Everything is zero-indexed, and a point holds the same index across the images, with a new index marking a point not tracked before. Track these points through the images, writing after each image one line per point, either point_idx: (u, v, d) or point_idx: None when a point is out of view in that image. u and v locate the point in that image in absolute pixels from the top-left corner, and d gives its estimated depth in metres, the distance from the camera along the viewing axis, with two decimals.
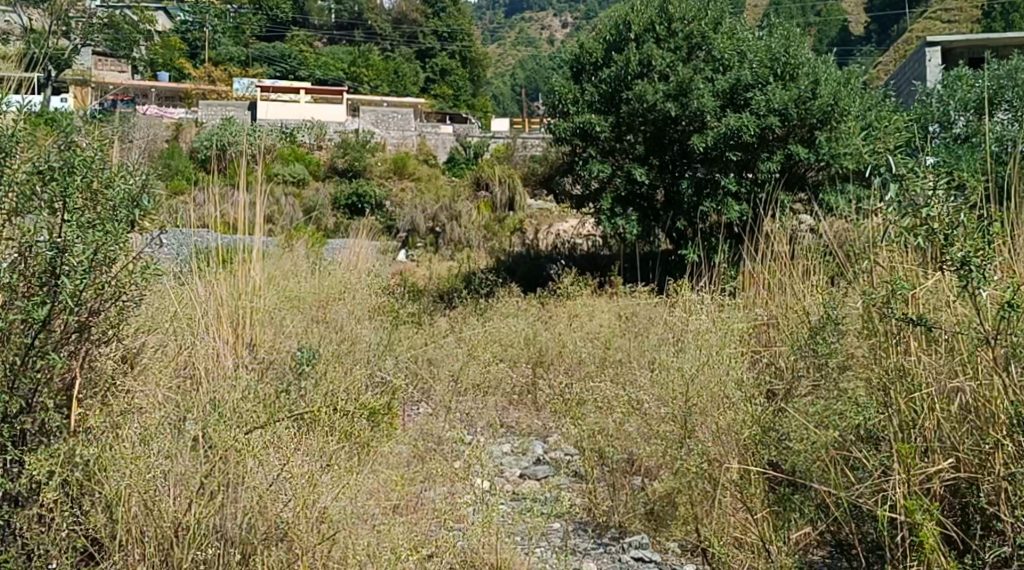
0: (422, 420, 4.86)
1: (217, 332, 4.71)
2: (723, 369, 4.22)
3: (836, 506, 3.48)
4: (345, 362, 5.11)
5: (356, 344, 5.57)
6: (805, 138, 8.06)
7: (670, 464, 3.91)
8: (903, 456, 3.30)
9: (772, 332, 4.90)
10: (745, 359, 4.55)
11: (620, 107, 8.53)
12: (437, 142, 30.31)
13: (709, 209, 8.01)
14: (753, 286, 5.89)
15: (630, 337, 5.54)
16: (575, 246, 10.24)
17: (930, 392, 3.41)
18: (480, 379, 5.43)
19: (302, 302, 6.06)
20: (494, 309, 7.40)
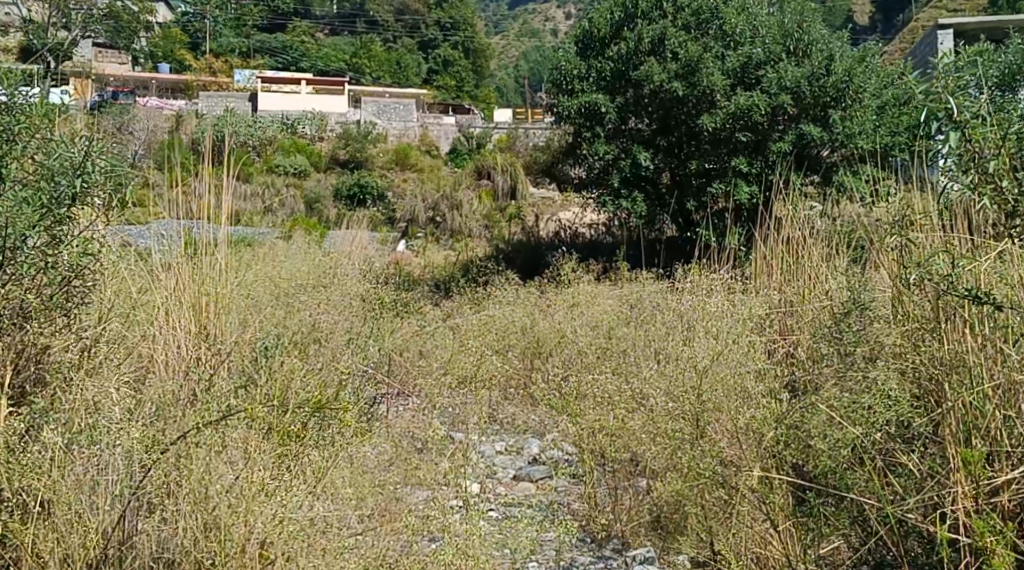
0: (397, 420, 4.45)
1: (179, 322, 4.30)
2: (739, 365, 3.83)
3: (881, 522, 3.09)
4: (315, 354, 4.70)
5: (336, 329, 5.17)
6: (819, 117, 7.63)
7: (678, 467, 3.53)
8: (967, 462, 2.94)
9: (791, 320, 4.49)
10: (761, 349, 4.16)
11: (626, 86, 8.08)
12: (439, 132, 29.86)
13: (718, 192, 7.58)
14: (766, 273, 5.50)
15: (634, 325, 5.14)
16: (576, 233, 9.82)
17: (992, 387, 3.02)
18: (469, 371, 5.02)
19: (281, 288, 5.65)
20: (491, 297, 6.98)
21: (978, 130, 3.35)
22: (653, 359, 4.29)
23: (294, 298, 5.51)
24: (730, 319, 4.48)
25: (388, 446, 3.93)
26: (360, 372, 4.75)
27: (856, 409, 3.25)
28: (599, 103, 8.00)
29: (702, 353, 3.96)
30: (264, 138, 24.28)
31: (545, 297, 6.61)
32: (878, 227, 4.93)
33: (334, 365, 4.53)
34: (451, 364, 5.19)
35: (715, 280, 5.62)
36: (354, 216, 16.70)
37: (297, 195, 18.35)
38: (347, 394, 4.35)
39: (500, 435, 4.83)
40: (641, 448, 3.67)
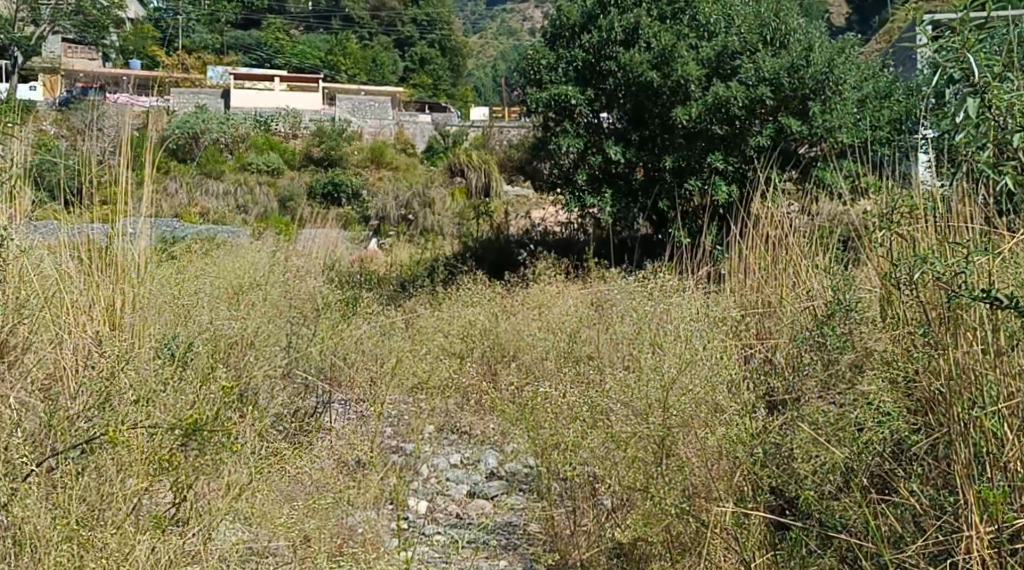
0: (335, 437, 4.08)
1: (92, 326, 3.90)
2: (710, 376, 3.46)
3: (879, 564, 2.86)
4: (241, 352, 4.27)
5: (275, 327, 4.77)
6: (797, 110, 7.27)
7: (637, 496, 3.13)
8: (984, 499, 2.70)
9: (770, 322, 4.13)
10: (734, 354, 3.83)
11: (599, 77, 7.73)
12: (415, 130, 29.35)
13: (692, 187, 7.23)
14: (743, 272, 5.18)
15: (600, 326, 4.81)
16: (546, 230, 9.47)
17: (1009, 410, 2.78)
18: (421, 376, 4.62)
19: (220, 284, 5.24)
20: (454, 297, 6.62)
21: (992, 100, 2.95)
22: (616, 367, 3.92)
23: (231, 295, 5.09)
24: (702, 320, 4.13)
25: (323, 465, 3.56)
26: (291, 382, 4.34)
27: (847, 426, 3.07)
28: (569, 93, 7.64)
29: (667, 361, 3.58)
30: (235, 134, 23.80)
31: (511, 296, 6.25)
32: (867, 226, 4.57)
33: (265, 371, 4.15)
34: (401, 364, 4.80)
35: (689, 280, 5.29)
36: (325, 215, 16.28)
37: (268, 194, 17.94)
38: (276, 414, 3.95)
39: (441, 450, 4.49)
40: (595, 467, 3.28)
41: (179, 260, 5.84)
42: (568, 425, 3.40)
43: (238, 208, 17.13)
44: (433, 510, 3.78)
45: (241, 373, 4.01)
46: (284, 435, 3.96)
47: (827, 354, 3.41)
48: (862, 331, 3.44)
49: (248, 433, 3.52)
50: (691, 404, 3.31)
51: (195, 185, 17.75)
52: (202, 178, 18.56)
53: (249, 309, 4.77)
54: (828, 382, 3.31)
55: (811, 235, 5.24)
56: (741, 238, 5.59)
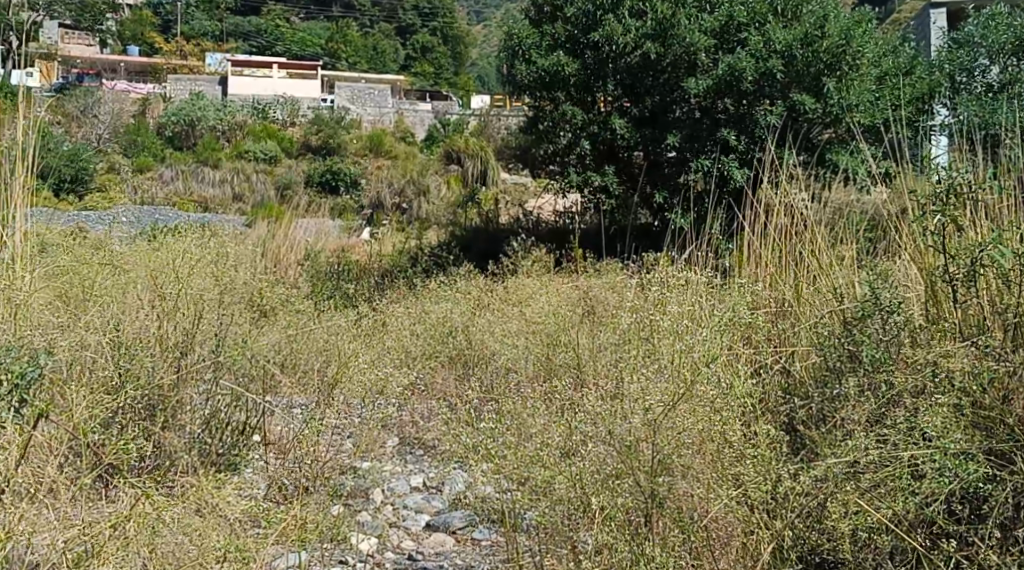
0: (266, 471, 3.46)
1: None
2: (720, 412, 2.89)
3: None
4: (209, 327, 3.67)
5: (227, 288, 4.10)
6: (811, 87, 6.51)
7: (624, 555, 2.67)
8: None
9: (788, 326, 3.53)
10: (740, 366, 3.26)
11: (584, 54, 7.00)
12: (415, 119, 28.53)
13: (699, 168, 6.57)
14: (753, 268, 4.58)
15: (588, 327, 4.24)
16: (539, 218, 8.83)
17: None
18: (362, 385, 3.82)
19: (156, 262, 4.60)
20: (427, 290, 6.01)
21: None
22: (599, 385, 3.31)
23: (163, 264, 4.38)
24: (706, 321, 3.53)
25: (183, 529, 2.80)
26: (245, 362, 3.67)
27: (896, 468, 2.57)
28: (556, 69, 6.98)
29: (659, 387, 2.98)
30: (231, 122, 23.18)
31: (493, 288, 5.63)
32: (909, 216, 3.89)
33: (222, 350, 3.54)
34: (341, 357, 4.09)
35: (690, 274, 4.71)
36: (318, 204, 15.65)
37: (266, 180, 17.40)
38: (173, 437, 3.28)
39: (390, 469, 3.88)
40: (584, 499, 2.75)
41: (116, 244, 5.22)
42: (545, 464, 2.81)
43: (233, 196, 16.54)
44: (380, 552, 3.20)
45: (118, 383, 3.26)
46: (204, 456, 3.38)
47: (869, 374, 2.87)
48: (913, 353, 2.87)
49: (41, 518, 2.71)
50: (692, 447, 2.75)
51: (190, 174, 17.29)
52: (196, 167, 17.99)
53: (186, 271, 4.12)
54: (872, 416, 2.75)
55: (834, 229, 4.59)
56: (751, 228, 4.95)
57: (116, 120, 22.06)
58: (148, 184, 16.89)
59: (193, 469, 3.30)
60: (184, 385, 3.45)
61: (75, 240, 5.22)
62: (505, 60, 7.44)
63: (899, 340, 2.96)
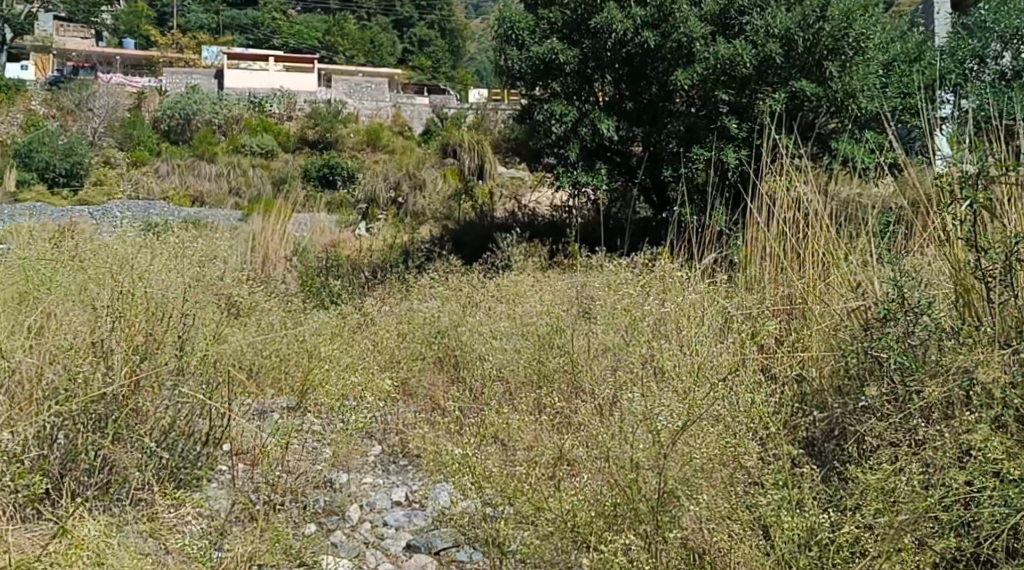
0: (233, 484, 3.18)
1: None
2: (735, 435, 2.80)
3: None
4: (174, 324, 3.34)
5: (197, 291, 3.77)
6: (812, 73, 6.15)
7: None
8: None
9: (802, 348, 3.25)
10: (756, 387, 3.09)
11: (582, 39, 6.66)
12: (412, 112, 28.17)
13: (697, 158, 6.22)
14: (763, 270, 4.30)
15: (585, 329, 3.95)
16: (534, 212, 8.51)
17: None
18: (337, 389, 3.52)
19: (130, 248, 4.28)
20: (416, 287, 5.72)
21: None
22: (603, 402, 3.20)
23: (135, 251, 4.06)
24: (710, 351, 3.29)
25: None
26: (206, 366, 3.31)
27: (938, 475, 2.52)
28: (549, 57, 6.62)
29: (664, 406, 2.88)
30: (227, 114, 22.82)
31: (487, 286, 5.35)
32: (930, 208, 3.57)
33: (184, 353, 3.22)
34: (316, 366, 3.80)
35: (693, 272, 4.41)
36: (313, 198, 15.34)
37: (262, 174, 17.10)
38: (115, 456, 2.95)
39: (370, 481, 3.59)
40: (595, 529, 2.68)
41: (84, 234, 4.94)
42: (547, 492, 2.75)
43: (229, 189, 16.21)
44: None
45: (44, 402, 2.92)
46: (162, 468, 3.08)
47: (893, 384, 2.84)
48: (940, 364, 2.77)
49: None
50: (703, 472, 2.68)
51: (188, 169, 16.99)
52: (191, 162, 17.68)
53: (148, 265, 3.78)
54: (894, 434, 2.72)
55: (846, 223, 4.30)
56: (757, 221, 4.67)
57: (110, 115, 21.71)
58: (141, 179, 16.58)
59: (150, 489, 3.01)
60: (152, 396, 3.14)
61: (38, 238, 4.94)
62: (496, 48, 7.12)
63: (925, 347, 2.88)
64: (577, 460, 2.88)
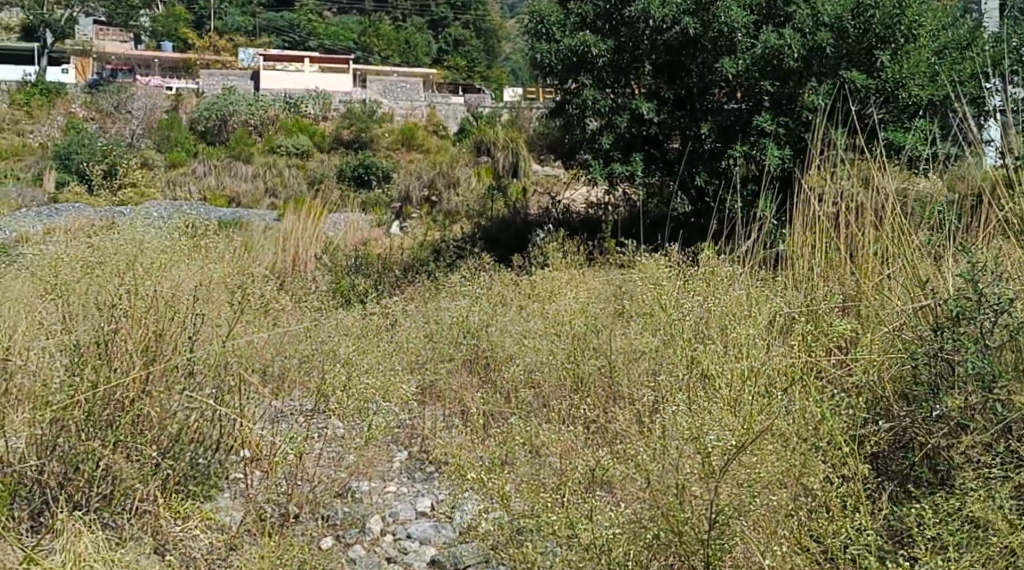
0: (248, 494, 3.02)
1: None
2: (798, 457, 2.64)
3: None
4: (187, 321, 3.12)
5: (213, 290, 3.59)
6: (862, 63, 5.83)
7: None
8: None
9: (858, 358, 2.98)
10: (810, 395, 2.88)
11: (616, 31, 6.37)
12: (447, 111, 27.99)
13: (737, 154, 5.93)
14: (810, 267, 4.06)
15: (623, 329, 3.73)
16: (569, 208, 8.28)
17: None
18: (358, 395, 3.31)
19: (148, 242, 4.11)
20: (446, 285, 5.52)
21: None
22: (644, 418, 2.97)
23: (153, 246, 3.89)
24: (759, 356, 3.05)
25: None
26: (222, 366, 3.09)
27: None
28: (582, 49, 6.34)
29: (720, 421, 2.67)
30: (262, 115, 22.76)
31: (520, 284, 5.15)
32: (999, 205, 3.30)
33: (195, 353, 2.99)
34: (341, 363, 3.61)
35: (736, 269, 4.18)
36: (347, 197, 15.21)
37: (297, 174, 17.00)
38: (111, 472, 2.76)
39: (394, 489, 3.41)
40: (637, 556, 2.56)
41: (100, 231, 4.76)
42: (583, 516, 2.56)
43: (264, 189, 16.12)
44: None
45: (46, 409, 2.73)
46: (167, 480, 2.87)
47: (970, 395, 2.71)
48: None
49: None
50: (767, 501, 2.52)
51: (223, 169, 16.93)
52: (227, 162, 17.64)
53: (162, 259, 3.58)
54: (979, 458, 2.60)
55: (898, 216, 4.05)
56: (803, 214, 4.43)
57: (147, 116, 21.74)
58: (177, 179, 16.55)
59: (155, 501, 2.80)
60: (166, 400, 2.93)
61: (51, 239, 4.76)
62: (526, 42, 6.88)
63: (1002, 348, 2.79)
64: (617, 478, 2.70)
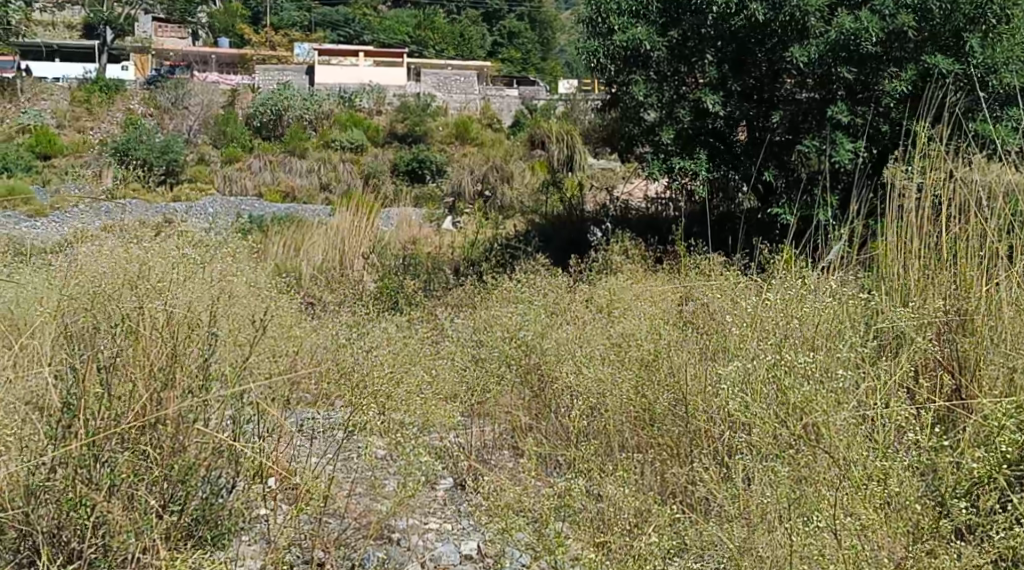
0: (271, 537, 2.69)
1: None
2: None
3: None
4: (200, 339, 2.83)
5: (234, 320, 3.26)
6: (949, 46, 5.27)
7: None
8: None
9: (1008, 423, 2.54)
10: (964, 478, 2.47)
11: (677, 19, 5.86)
12: (502, 105, 27.50)
13: (808, 149, 5.44)
14: (901, 277, 3.61)
15: (693, 355, 3.32)
16: (627, 205, 7.83)
17: None
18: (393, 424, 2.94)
19: (174, 257, 3.78)
20: (498, 290, 5.13)
21: None
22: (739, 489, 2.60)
23: (178, 268, 3.57)
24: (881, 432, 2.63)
25: None
26: (236, 390, 2.79)
27: None
28: (634, 44, 5.85)
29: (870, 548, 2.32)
30: (316, 110, 22.55)
31: (579, 293, 4.74)
32: None
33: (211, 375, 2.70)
34: (378, 384, 3.24)
35: (817, 279, 3.74)
36: (400, 193, 14.87)
37: (352, 169, 16.70)
38: (107, 517, 2.41)
39: (436, 528, 3.03)
40: None
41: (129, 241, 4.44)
42: None
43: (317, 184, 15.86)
44: None
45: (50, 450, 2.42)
46: (172, 527, 2.54)
47: None
48: None
49: None
50: None
51: (276, 165, 16.71)
52: (280, 158, 17.42)
53: (173, 277, 3.28)
54: None
55: (1005, 218, 3.58)
56: (891, 214, 3.97)
57: (202, 112, 21.62)
58: (231, 173, 16.36)
59: (159, 553, 2.46)
60: (183, 432, 2.62)
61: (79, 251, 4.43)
62: (580, 31, 6.44)
63: None
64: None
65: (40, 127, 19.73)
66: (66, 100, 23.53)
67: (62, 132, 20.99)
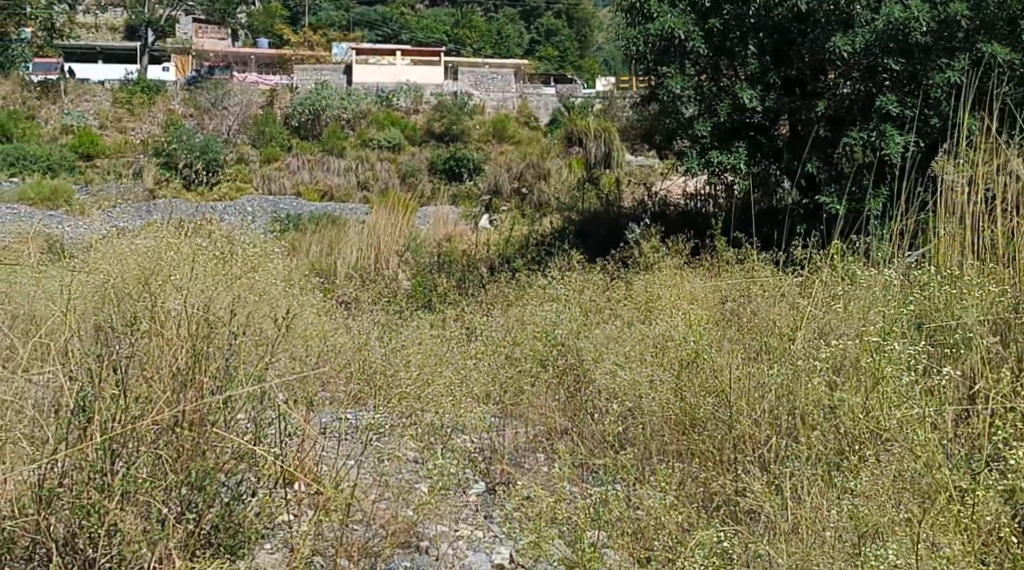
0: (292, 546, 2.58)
1: None
2: None
3: None
4: (218, 344, 2.73)
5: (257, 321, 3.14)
6: (1004, 35, 5.08)
7: None
8: None
9: None
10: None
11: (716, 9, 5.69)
12: (540, 102, 27.29)
13: (855, 143, 5.25)
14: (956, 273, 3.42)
15: (737, 355, 3.15)
16: (666, 201, 7.65)
17: None
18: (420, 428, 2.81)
19: (199, 259, 3.68)
20: (534, 288, 4.98)
21: None
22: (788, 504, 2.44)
23: (201, 269, 3.46)
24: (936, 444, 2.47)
25: None
26: (255, 394, 2.70)
27: None
28: (668, 34, 5.70)
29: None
30: (354, 109, 22.49)
31: (618, 292, 4.57)
32: None
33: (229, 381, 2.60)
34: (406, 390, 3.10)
35: (868, 276, 3.55)
36: (437, 192, 14.75)
37: (389, 168, 16.60)
38: (119, 525, 2.30)
39: (467, 534, 2.89)
40: None
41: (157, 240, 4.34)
42: None
43: (355, 183, 15.78)
44: None
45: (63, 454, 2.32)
46: (188, 535, 2.42)
47: None
48: None
49: None
50: None
51: (314, 164, 16.65)
52: (318, 156, 17.37)
53: (196, 280, 3.17)
54: None
55: None
56: (946, 206, 3.77)
57: (240, 111, 21.63)
58: (268, 173, 16.33)
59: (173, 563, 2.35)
60: (202, 437, 2.52)
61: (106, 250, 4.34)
62: (617, 24, 6.29)
63: None
64: None
65: (82, 128, 19.84)
66: (108, 101, 23.66)
67: (103, 133, 21.09)
